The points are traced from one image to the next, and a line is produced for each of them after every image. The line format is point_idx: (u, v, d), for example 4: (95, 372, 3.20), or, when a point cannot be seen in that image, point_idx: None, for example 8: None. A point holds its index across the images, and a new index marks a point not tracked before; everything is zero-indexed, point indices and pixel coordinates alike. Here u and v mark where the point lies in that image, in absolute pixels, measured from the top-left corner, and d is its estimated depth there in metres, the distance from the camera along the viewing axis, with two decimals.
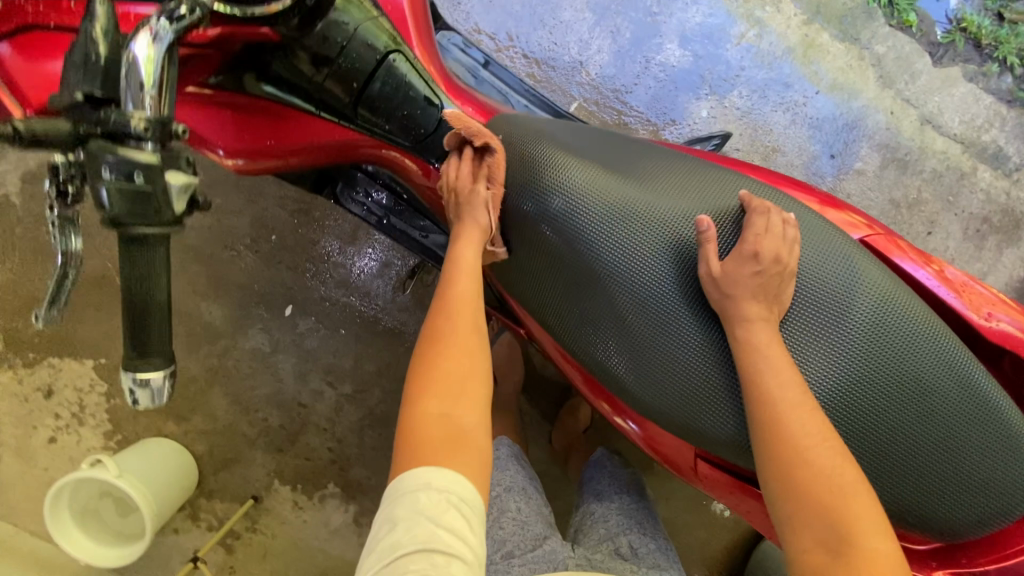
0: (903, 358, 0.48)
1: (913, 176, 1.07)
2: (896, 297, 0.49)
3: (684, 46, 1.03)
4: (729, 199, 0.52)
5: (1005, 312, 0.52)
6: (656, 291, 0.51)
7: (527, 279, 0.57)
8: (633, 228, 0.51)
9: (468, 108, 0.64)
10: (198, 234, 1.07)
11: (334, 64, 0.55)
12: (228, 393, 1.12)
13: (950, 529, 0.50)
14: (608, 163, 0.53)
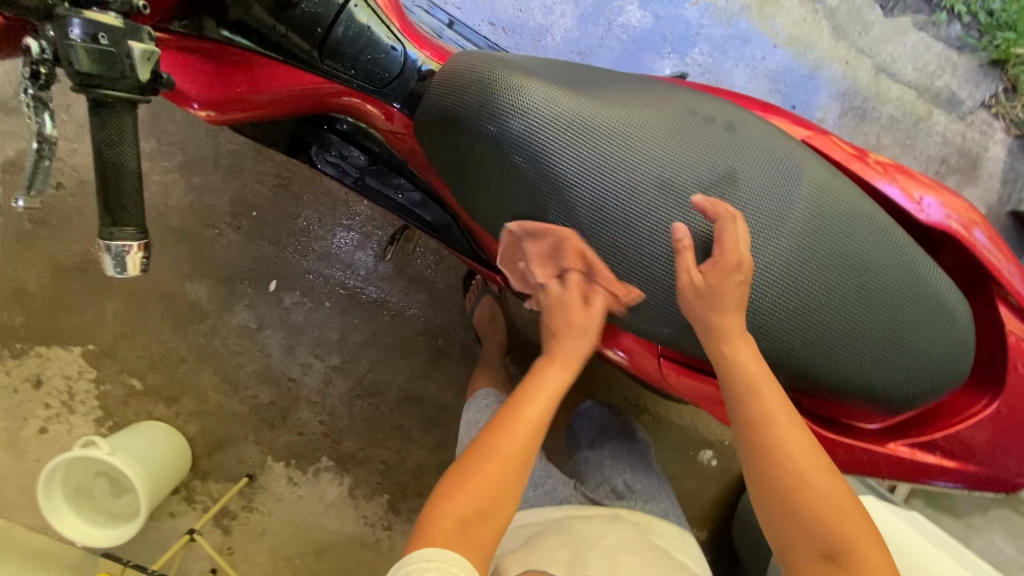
0: (845, 245, 0.51)
1: (871, 123, 1.12)
2: (833, 190, 0.52)
3: (644, 8, 1.07)
4: (677, 104, 0.54)
5: (936, 198, 0.56)
6: (618, 200, 0.52)
7: (494, 206, 0.58)
8: (589, 141, 0.52)
9: (430, 54, 0.65)
10: (180, 214, 1.09)
11: (297, 11, 0.58)
12: (217, 372, 1.13)
13: (898, 399, 0.54)
14: (561, 83, 0.55)
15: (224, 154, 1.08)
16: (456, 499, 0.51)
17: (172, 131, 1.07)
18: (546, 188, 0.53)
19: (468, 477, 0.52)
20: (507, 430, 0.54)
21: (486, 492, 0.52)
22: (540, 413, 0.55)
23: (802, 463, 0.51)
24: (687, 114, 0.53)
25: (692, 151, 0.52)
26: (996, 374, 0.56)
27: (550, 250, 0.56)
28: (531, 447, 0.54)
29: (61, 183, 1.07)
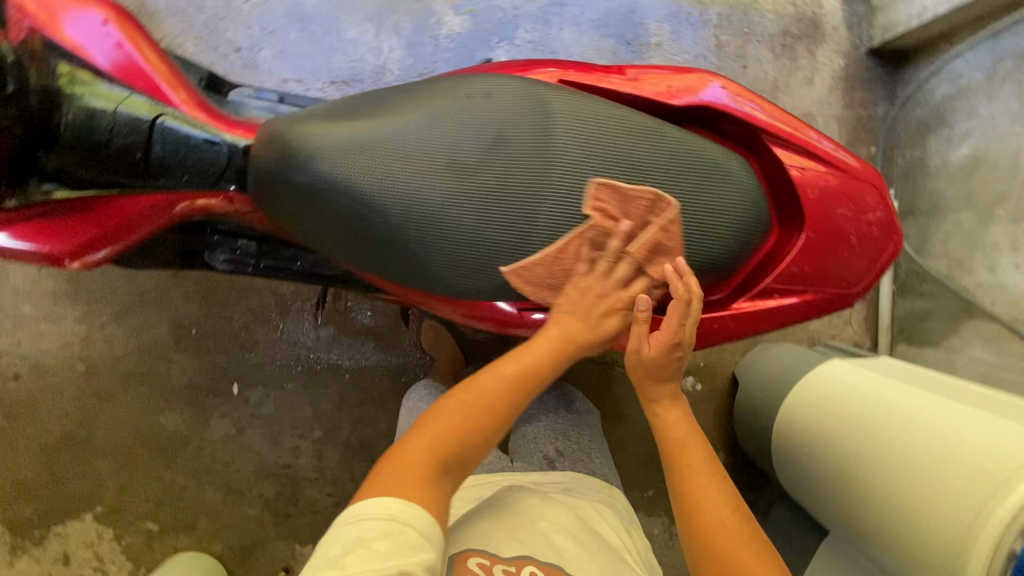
0: (617, 154, 0.55)
1: (706, 28, 1.18)
2: (592, 110, 0.56)
3: (460, 13, 1.14)
4: (437, 94, 0.59)
5: (688, 81, 0.61)
6: (414, 195, 0.56)
7: (325, 237, 0.63)
8: (372, 156, 0.57)
9: (239, 130, 0.73)
10: (130, 358, 1.15)
11: (111, 145, 0.64)
12: (218, 485, 1.18)
13: (725, 264, 0.60)
14: (340, 119, 0.61)
15: (148, 289, 1.15)
16: (417, 443, 0.51)
17: (96, 288, 1.15)
18: (352, 206, 0.58)
19: (433, 426, 0.52)
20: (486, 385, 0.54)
21: (453, 447, 0.51)
22: (525, 373, 0.55)
23: (718, 503, 0.55)
24: (446, 98, 0.58)
25: (462, 129, 0.56)
26: (794, 206, 0.61)
27: (388, 260, 0.61)
28: (505, 412, 0.54)
29: (18, 373, 1.14)
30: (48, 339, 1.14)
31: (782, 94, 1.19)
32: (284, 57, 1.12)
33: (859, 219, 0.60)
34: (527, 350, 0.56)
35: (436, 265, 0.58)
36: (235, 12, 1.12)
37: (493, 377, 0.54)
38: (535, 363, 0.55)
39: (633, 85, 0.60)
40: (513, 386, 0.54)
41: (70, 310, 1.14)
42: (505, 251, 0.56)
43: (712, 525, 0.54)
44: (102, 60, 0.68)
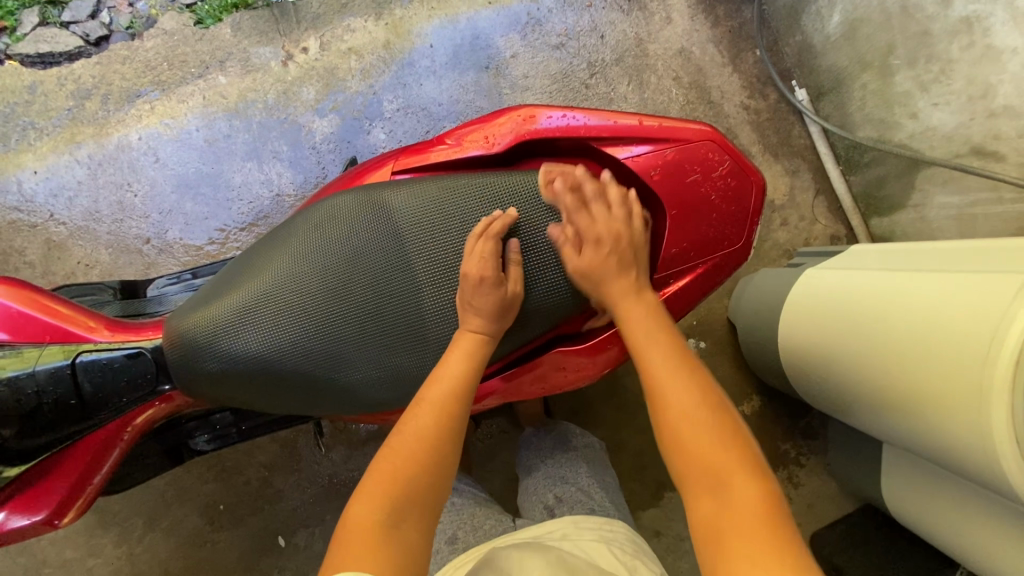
0: (459, 223, 0.65)
1: (551, 19, 1.18)
2: (424, 195, 0.65)
3: (324, 115, 1.18)
4: (294, 237, 0.65)
5: (498, 124, 0.69)
6: (310, 333, 0.62)
7: (248, 402, 0.65)
8: (258, 314, 0.61)
9: (147, 331, 0.74)
10: (177, 556, 1.18)
11: (45, 404, 0.69)
12: None
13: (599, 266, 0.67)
14: (215, 294, 0.64)
15: (164, 487, 1.18)
16: (368, 503, 0.54)
17: (119, 508, 1.18)
18: (262, 365, 0.62)
19: (381, 476, 0.56)
20: (426, 403, 0.60)
21: (406, 484, 0.56)
22: (447, 393, 0.60)
23: (687, 405, 0.60)
24: (303, 239, 0.64)
25: (333, 256, 0.63)
26: (649, 191, 0.68)
27: (310, 398, 0.64)
28: (442, 435, 0.59)
29: None
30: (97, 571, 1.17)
31: (648, 43, 1.18)
32: (191, 228, 1.17)
33: (710, 181, 0.67)
34: (441, 375, 0.61)
35: (354, 383, 0.64)
36: (130, 208, 1.17)
37: (424, 405, 0.60)
38: (451, 380, 0.61)
39: (455, 152, 0.69)
40: (440, 408, 0.60)
41: (106, 537, 1.18)
42: (416, 341, 0.64)
43: (680, 422, 0.59)
44: None
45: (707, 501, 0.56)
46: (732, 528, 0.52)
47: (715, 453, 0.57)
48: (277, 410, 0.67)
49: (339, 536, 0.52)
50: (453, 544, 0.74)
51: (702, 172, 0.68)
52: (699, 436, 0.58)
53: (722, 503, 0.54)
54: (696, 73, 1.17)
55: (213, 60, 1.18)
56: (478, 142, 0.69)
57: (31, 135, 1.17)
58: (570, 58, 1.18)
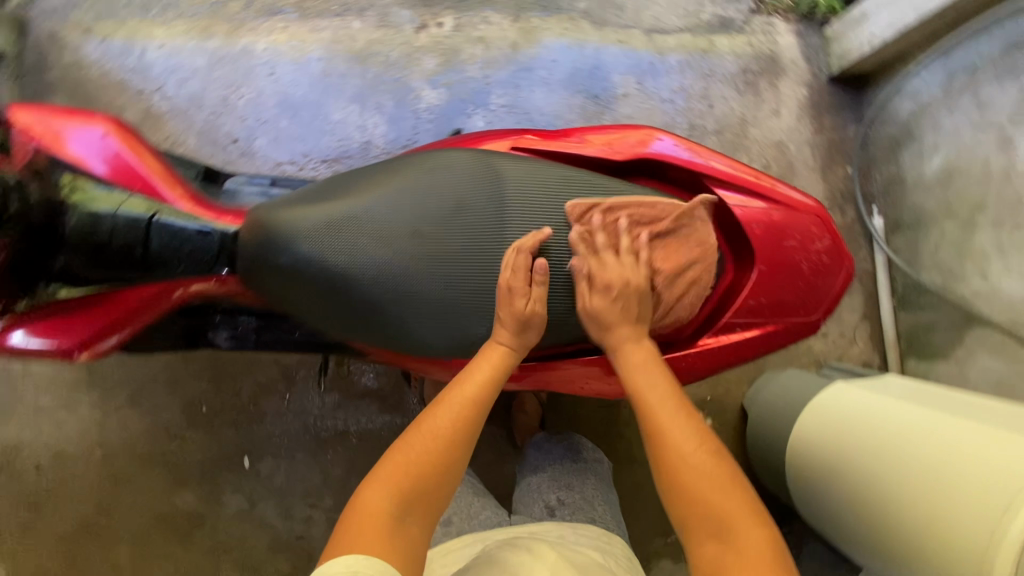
0: (558, 211, 0.67)
1: (669, 74, 1.24)
2: (535, 176, 0.68)
3: (436, 86, 1.24)
4: (404, 173, 0.68)
5: (619, 138, 0.73)
6: (391, 261, 0.64)
7: (308, 312, 0.68)
8: (350, 229, 0.64)
9: (227, 217, 0.79)
10: (145, 439, 1.19)
11: (110, 245, 0.69)
12: (234, 563, 1.19)
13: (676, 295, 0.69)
14: (317, 198, 0.67)
15: (159, 369, 1.20)
16: (377, 493, 0.56)
17: (110, 374, 1.19)
18: (338, 282, 0.64)
19: (392, 467, 0.58)
20: (449, 403, 0.62)
21: (417, 481, 0.57)
22: (470, 400, 0.62)
23: (693, 445, 0.61)
24: (413, 176, 0.67)
25: (435, 204, 0.66)
26: (746, 241, 0.72)
27: (365, 322, 0.66)
28: (458, 436, 0.61)
29: (39, 463, 1.18)
30: (68, 426, 1.19)
31: (751, 126, 1.23)
32: (278, 146, 1.22)
33: (806, 250, 0.72)
34: (468, 379, 0.64)
35: (412, 322, 0.65)
36: (231, 107, 1.22)
37: (445, 404, 0.62)
38: (480, 388, 0.63)
39: (573, 148, 0.73)
40: (460, 416, 0.62)
41: (88, 397, 1.19)
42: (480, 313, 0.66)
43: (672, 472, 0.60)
44: (101, 168, 0.75)
45: (711, 547, 0.56)
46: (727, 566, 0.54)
47: (710, 498, 0.57)
48: (326, 326, 0.69)
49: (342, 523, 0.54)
50: (445, 526, 0.75)
51: (800, 241, 0.72)
52: (696, 484, 0.58)
53: (719, 543, 0.55)
54: (786, 168, 1.21)
55: (355, 5, 1.26)
56: (598, 145, 0.73)
57: (171, 12, 1.24)
58: (676, 112, 1.23)
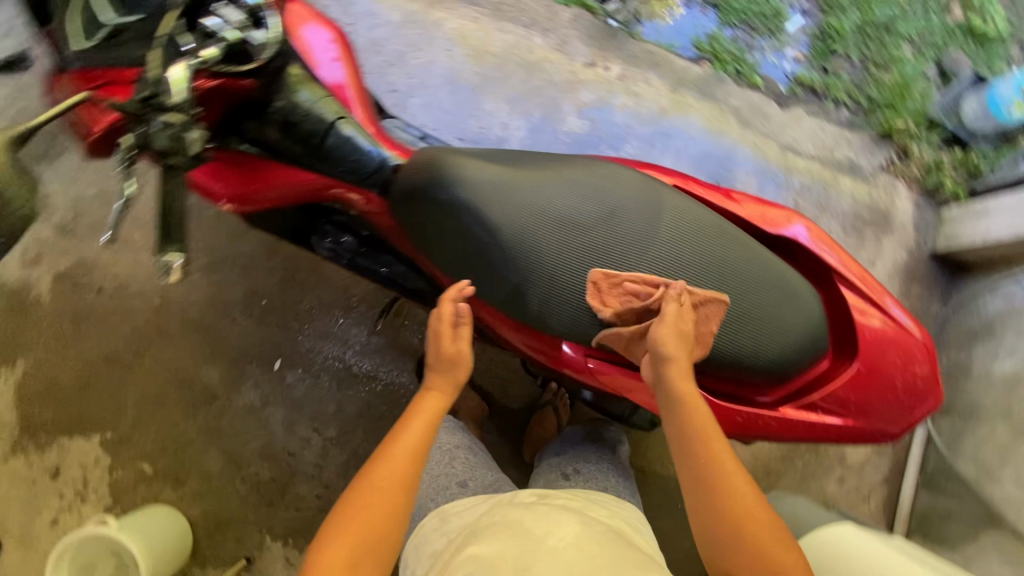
0: (698, 243, 0.71)
1: (787, 190, 1.33)
2: (687, 209, 0.73)
3: (582, 116, 1.33)
4: (574, 167, 0.75)
5: (767, 211, 0.78)
6: (536, 230, 0.70)
7: (440, 248, 0.77)
8: (511, 192, 0.71)
9: (397, 150, 0.87)
10: (199, 306, 1.25)
11: (299, 126, 0.80)
12: (223, 450, 1.24)
13: (773, 362, 0.70)
14: (492, 158, 0.75)
15: (239, 250, 1.26)
16: (341, 537, 0.65)
17: (197, 238, 1.27)
18: (482, 232, 0.71)
19: (354, 505, 0.67)
20: (396, 447, 0.70)
21: (376, 519, 0.66)
22: (416, 444, 0.71)
23: (744, 487, 0.63)
24: (581, 171, 0.74)
25: (592, 203, 0.71)
26: (849, 341, 0.73)
27: (489, 273, 0.73)
28: (404, 474, 0.69)
29: (103, 287, 1.25)
30: (141, 268, 1.26)
31: None
32: (429, 110, 1.34)
33: (905, 371, 0.71)
34: (414, 425, 0.72)
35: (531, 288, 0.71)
36: (404, 63, 1.35)
37: (390, 451, 0.70)
38: (421, 433, 0.72)
39: (722, 201, 0.78)
40: (413, 454, 0.70)
41: (168, 248, 1.26)
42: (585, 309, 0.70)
43: (722, 510, 0.62)
44: (324, 72, 0.87)
45: None
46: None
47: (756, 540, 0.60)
48: (453, 266, 0.77)
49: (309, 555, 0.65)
50: (464, 486, 0.93)
51: (903, 362, 0.72)
52: (743, 524, 0.61)
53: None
54: None
55: (541, 24, 1.38)
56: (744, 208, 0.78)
57: None
58: None
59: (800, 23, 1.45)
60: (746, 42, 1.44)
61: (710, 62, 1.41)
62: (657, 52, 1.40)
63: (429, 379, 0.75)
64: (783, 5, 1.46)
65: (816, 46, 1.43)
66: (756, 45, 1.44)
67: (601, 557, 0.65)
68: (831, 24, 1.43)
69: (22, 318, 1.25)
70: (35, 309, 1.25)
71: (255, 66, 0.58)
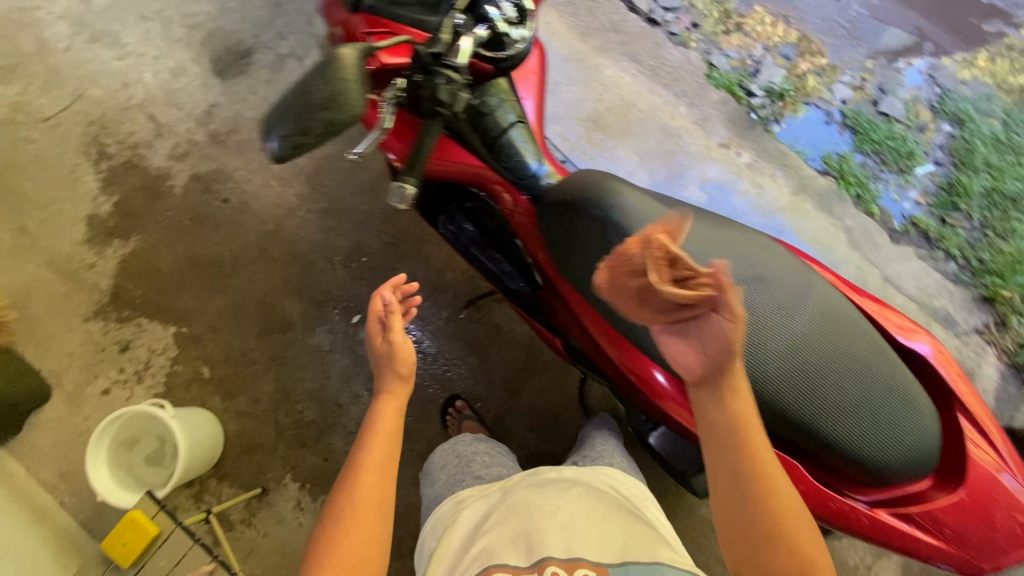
0: (833, 326, 0.67)
1: None
2: (827, 291, 0.70)
3: (703, 188, 1.40)
4: (726, 223, 0.76)
5: (898, 322, 0.75)
6: (671, 264, 0.71)
7: (572, 259, 0.83)
8: (655, 226, 0.75)
9: (554, 167, 0.93)
10: (307, 243, 1.33)
11: (483, 118, 0.88)
12: (278, 379, 1.29)
13: (878, 467, 0.65)
14: (645, 193, 0.80)
15: (358, 205, 1.34)
16: (341, 521, 0.65)
17: (326, 184, 1.35)
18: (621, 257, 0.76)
19: (337, 529, 0.64)
20: (372, 436, 0.71)
21: (367, 502, 0.66)
22: (373, 445, 0.71)
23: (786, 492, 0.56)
24: (733, 227, 0.75)
25: (742, 264, 0.70)
26: (961, 470, 0.68)
27: None
28: (382, 455, 0.70)
29: (229, 198, 1.35)
30: (268, 194, 1.35)
31: None
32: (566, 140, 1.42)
33: (1014, 516, 0.65)
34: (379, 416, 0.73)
35: None
36: (558, 90, 1.45)
37: (367, 441, 0.71)
38: (387, 420, 0.73)
39: (857, 295, 0.75)
40: (381, 459, 0.70)
41: (298, 183, 1.35)
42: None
43: (760, 516, 0.55)
44: (523, 86, 0.96)
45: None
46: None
47: (795, 552, 0.54)
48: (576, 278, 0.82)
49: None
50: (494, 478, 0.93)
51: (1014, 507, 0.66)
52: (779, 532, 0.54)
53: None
54: None
55: (690, 96, 1.47)
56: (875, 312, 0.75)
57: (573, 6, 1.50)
58: None
59: (932, 170, 1.50)
60: (874, 171, 1.50)
61: (835, 178, 1.47)
62: (790, 155, 1.46)
63: (381, 382, 0.76)
64: (919, 149, 1.51)
65: (941, 196, 1.48)
66: (883, 177, 1.50)
67: (605, 529, 0.69)
68: (960, 181, 1.48)
69: (152, 203, 1.36)
70: (166, 198, 1.36)
71: (495, 54, 0.64)
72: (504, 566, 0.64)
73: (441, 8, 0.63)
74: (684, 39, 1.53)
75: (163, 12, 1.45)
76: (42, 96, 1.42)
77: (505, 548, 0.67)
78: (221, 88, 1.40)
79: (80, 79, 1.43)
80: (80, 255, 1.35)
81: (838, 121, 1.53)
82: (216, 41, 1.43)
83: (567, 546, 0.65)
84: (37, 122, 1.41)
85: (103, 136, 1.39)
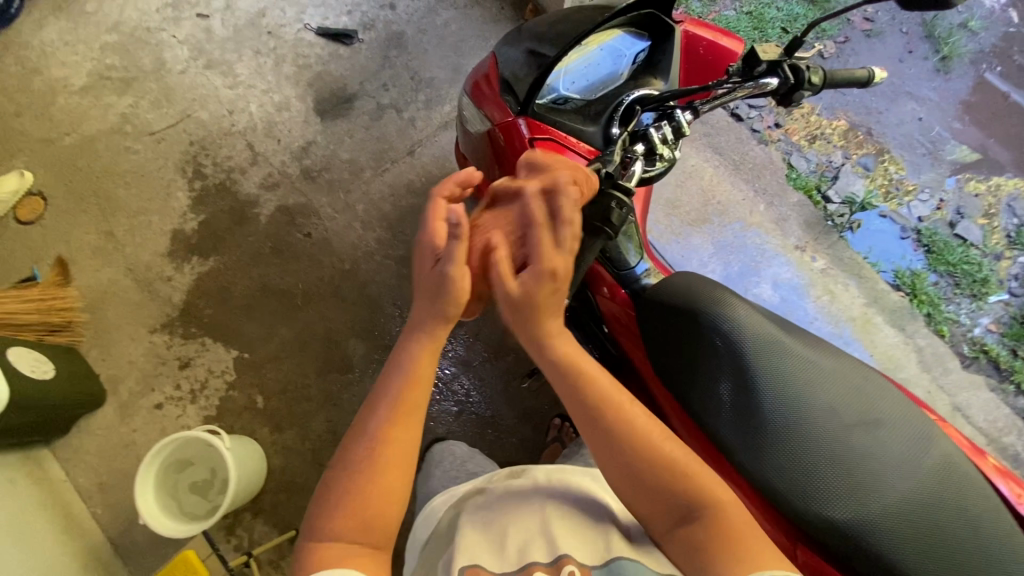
0: (951, 487, 0.65)
1: None
2: (947, 448, 0.67)
3: (775, 289, 1.42)
4: (839, 357, 0.74)
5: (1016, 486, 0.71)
6: (789, 399, 0.69)
7: (671, 366, 0.79)
8: (774, 351, 0.72)
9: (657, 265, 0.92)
10: (379, 288, 1.35)
11: None
12: (330, 420, 1.28)
13: None
14: (759, 310, 0.77)
15: None
16: (353, 480, 0.59)
17: (406, 233, 1.39)
18: (734, 386, 0.72)
19: (349, 496, 0.58)
20: (395, 390, 0.61)
21: (384, 466, 0.59)
22: (396, 398, 0.61)
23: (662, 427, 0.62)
24: (846, 364, 0.73)
25: (858, 406, 0.69)
26: None
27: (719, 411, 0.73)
28: (409, 409, 0.61)
29: (311, 234, 1.39)
30: (349, 235, 1.39)
31: None
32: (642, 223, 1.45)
33: None
34: (402, 361, 0.62)
35: (761, 450, 0.69)
36: None
37: (389, 394, 0.61)
38: (415, 373, 0.62)
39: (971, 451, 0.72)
40: (399, 422, 0.60)
41: (379, 229, 1.40)
42: (815, 496, 0.65)
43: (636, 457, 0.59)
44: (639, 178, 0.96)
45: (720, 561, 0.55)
46: (710, 543, 0.56)
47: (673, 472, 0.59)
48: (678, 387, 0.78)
49: (303, 557, 0.57)
50: None
51: None
52: (676, 468, 0.59)
53: (700, 521, 0.57)
54: None
55: (769, 194, 1.50)
56: (995, 474, 0.71)
57: None
58: None
59: (1006, 299, 1.48)
60: (947, 292, 1.48)
61: (907, 295, 1.46)
62: (865, 265, 1.46)
63: (417, 320, 0.61)
64: (994, 277, 1.49)
65: (1014, 327, 1.45)
66: (956, 300, 1.47)
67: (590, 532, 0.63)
68: None
69: (237, 226, 1.40)
70: (250, 224, 1.40)
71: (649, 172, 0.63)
72: (483, 570, 0.59)
73: (601, 119, 0.69)
74: (766, 137, 1.57)
75: (277, 50, 1.53)
76: (151, 111, 1.49)
77: (482, 548, 0.62)
78: (320, 127, 1.47)
79: (189, 101, 1.50)
80: (159, 267, 1.38)
81: (913, 237, 1.52)
82: (322, 83, 1.50)
83: (548, 545, 0.60)
84: (142, 135, 1.47)
85: (202, 157, 1.45)
